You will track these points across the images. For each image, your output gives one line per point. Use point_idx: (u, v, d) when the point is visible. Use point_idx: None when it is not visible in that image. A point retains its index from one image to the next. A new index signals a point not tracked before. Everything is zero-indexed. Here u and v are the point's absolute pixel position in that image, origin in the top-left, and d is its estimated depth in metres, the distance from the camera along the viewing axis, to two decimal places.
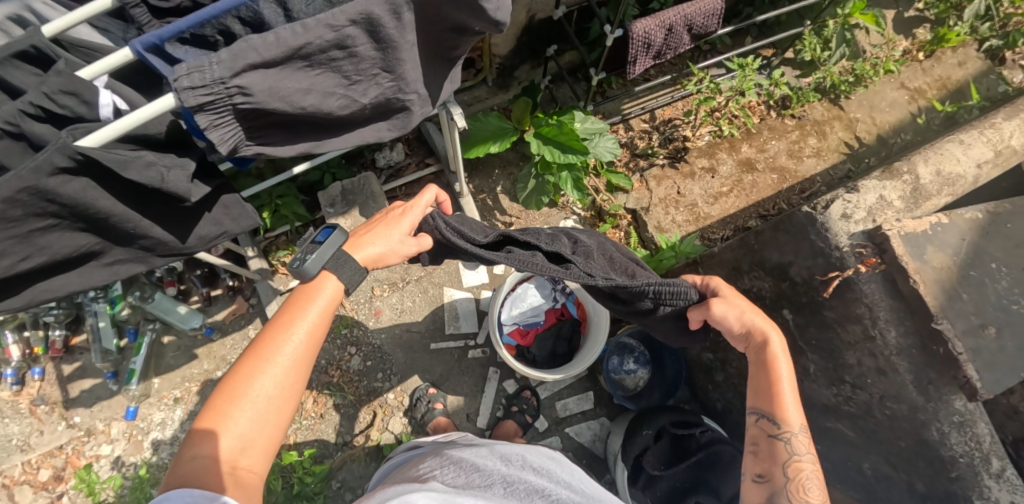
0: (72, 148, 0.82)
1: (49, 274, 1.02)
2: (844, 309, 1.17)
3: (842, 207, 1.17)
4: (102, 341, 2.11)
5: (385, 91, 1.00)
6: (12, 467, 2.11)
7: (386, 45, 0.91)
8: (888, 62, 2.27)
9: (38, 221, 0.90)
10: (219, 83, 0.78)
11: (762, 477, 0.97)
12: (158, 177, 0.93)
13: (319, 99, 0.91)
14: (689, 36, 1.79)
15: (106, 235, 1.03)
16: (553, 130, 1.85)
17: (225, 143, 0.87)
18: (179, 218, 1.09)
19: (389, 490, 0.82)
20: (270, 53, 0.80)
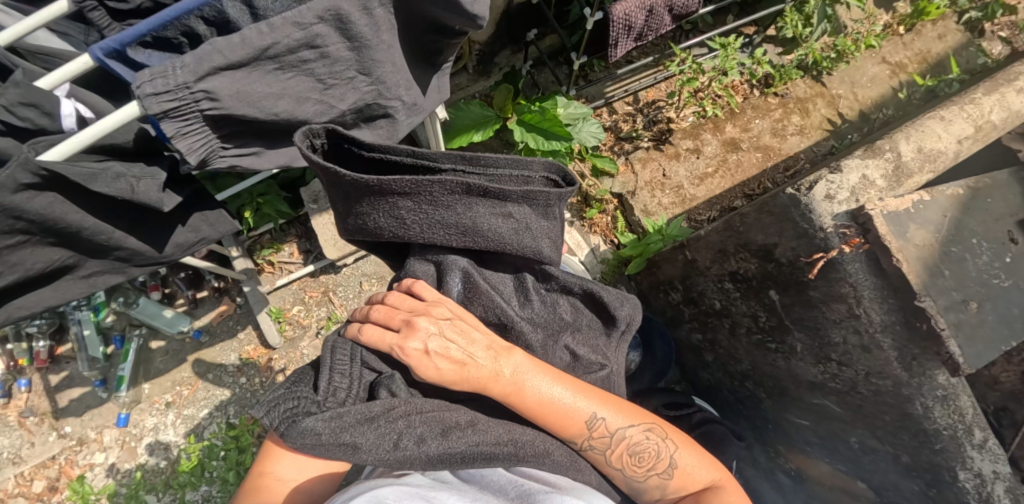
0: (34, 163, 0.78)
1: (22, 290, 0.99)
2: (829, 289, 1.19)
3: (825, 188, 1.17)
4: (88, 349, 2.11)
5: (363, 95, 0.97)
6: (5, 480, 2.11)
7: (358, 44, 0.88)
8: (868, 37, 2.28)
9: (7, 239, 0.87)
10: (184, 88, 0.75)
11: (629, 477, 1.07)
12: (127, 188, 0.91)
13: (291, 105, 0.88)
14: (670, 17, 1.76)
15: (79, 248, 1.00)
16: (535, 117, 1.84)
17: (194, 152, 0.84)
18: (155, 228, 1.07)
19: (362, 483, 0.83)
20: (236, 55, 0.76)
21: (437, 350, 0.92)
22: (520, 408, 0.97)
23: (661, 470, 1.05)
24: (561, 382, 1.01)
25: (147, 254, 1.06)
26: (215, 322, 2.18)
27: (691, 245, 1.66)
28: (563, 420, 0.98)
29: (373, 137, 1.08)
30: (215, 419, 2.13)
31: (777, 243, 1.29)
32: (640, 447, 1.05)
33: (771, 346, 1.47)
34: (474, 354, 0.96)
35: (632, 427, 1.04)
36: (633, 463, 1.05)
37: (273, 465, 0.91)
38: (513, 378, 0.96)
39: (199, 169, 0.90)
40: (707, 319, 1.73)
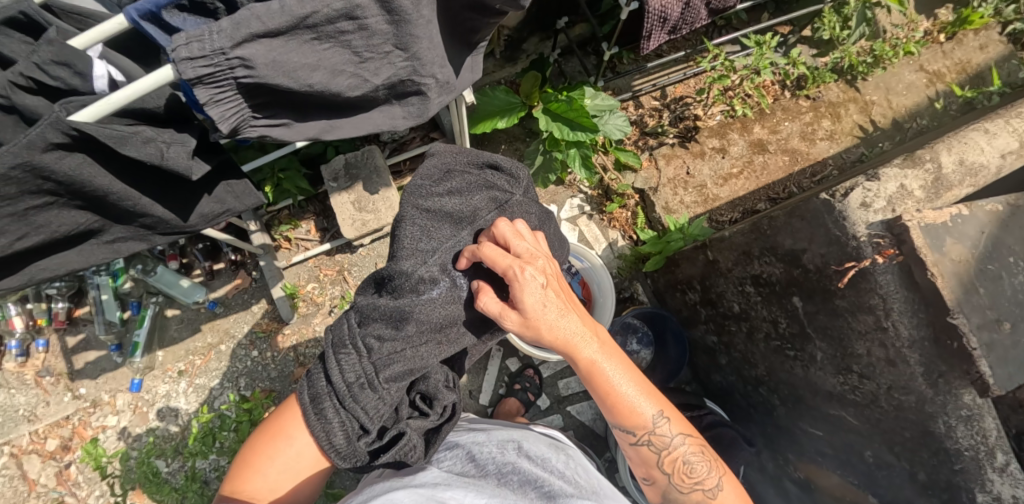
0: (64, 123, 0.78)
1: (48, 251, 1.00)
2: (858, 299, 1.15)
3: (862, 195, 1.13)
4: (105, 313, 2.11)
5: (399, 72, 0.91)
6: (20, 437, 2.17)
7: (397, 18, 0.84)
8: (909, 43, 2.18)
9: (34, 199, 0.87)
10: (219, 54, 0.74)
11: (649, 479, 1.15)
12: (157, 154, 0.91)
13: (327, 77, 0.85)
14: (707, 10, 1.71)
15: (105, 213, 1.00)
16: (562, 106, 1.80)
17: (226, 120, 0.83)
18: (184, 194, 1.07)
19: (396, 484, 1.03)
20: (273, 22, 0.76)
21: (549, 322, 1.05)
22: (596, 387, 1.07)
23: (707, 487, 1.09)
24: (629, 381, 1.08)
25: (170, 222, 1.06)
26: (230, 295, 2.20)
27: (714, 245, 1.63)
28: (631, 416, 1.08)
29: (405, 115, 1.01)
30: (226, 390, 2.17)
31: (806, 248, 1.25)
32: (689, 461, 1.11)
33: (789, 353, 1.44)
34: (559, 330, 1.05)
35: (683, 441, 1.10)
36: (684, 472, 1.11)
37: (285, 419, 1.17)
38: (592, 358, 1.06)
39: (229, 136, 0.89)
40: (724, 322, 1.71)
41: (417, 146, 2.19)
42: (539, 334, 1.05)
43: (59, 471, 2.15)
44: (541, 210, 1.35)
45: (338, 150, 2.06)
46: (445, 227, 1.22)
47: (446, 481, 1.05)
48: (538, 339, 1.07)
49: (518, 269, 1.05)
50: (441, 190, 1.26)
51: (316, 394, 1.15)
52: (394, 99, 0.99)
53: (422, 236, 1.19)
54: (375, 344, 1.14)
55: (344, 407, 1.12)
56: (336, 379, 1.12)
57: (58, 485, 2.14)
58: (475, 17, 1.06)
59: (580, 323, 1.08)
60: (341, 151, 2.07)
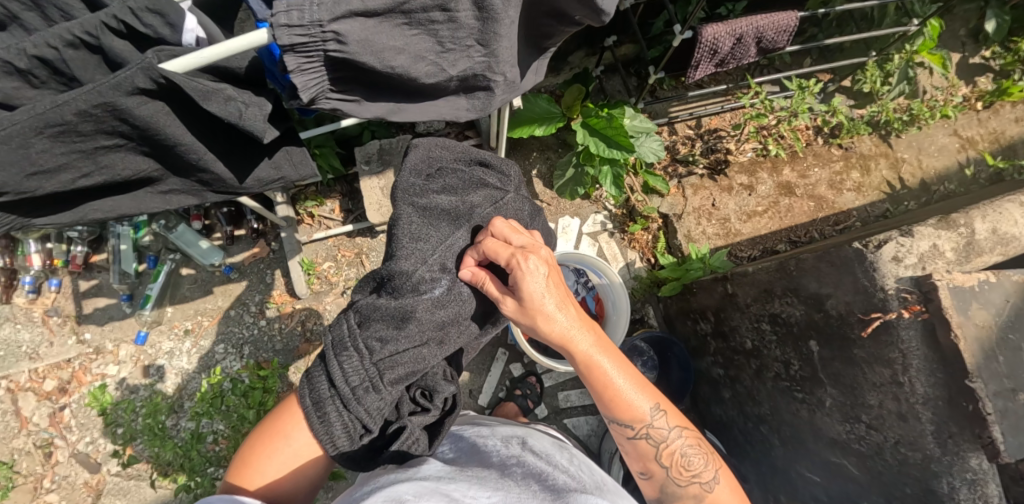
0: (156, 70, 0.81)
1: (103, 193, 1.02)
2: (876, 351, 1.17)
3: (894, 249, 1.14)
4: (122, 263, 2.15)
5: (475, 66, 0.91)
6: (19, 373, 2.18)
7: (487, 15, 0.84)
8: (946, 106, 2.20)
9: (106, 139, 0.89)
10: (316, 25, 0.76)
11: (646, 474, 1.18)
12: (237, 113, 0.92)
13: (408, 62, 0.85)
14: (756, 48, 1.74)
15: (166, 163, 1.02)
16: (601, 122, 1.83)
17: (307, 90, 0.84)
18: (243, 157, 1.09)
19: (402, 475, 1.04)
20: (372, 2, 0.77)
21: (551, 311, 1.08)
22: (593, 380, 1.11)
23: (704, 481, 1.13)
24: (624, 374, 1.13)
25: (226, 181, 1.08)
26: (246, 262, 2.22)
27: (736, 279, 1.63)
28: (628, 408, 1.12)
29: (469, 108, 1.02)
30: (229, 356, 2.18)
31: (831, 293, 1.27)
32: (685, 453, 1.16)
33: (797, 395, 1.45)
34: (557, 323, 1.08)
35: (679, 434, 1.16)
36: (681, 465, 1.15)
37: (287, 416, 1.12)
38: (589, 352, 1.10)
39: (304, 106, 0.90)
40: (733, 355, 1.73)
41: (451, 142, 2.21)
42: (539, 323, 1.09)
43: (52, 412, 2.16)
44: (533, 208, 1.42)
45: (374, 135, 2.08)
46: (442, 224, 1.20)
47: (450, 475, 1.05)
48: (538, 331, 1.10)
49: (521, 259, 1.08)
50: (434, 188, 1.25)
51: (317, 397, 1.08)
52: (462, 91, 0.99)
53: (419, 232, 1.16)
54: (379, 343, 1.10)
55: (350, 410, 1.07)
56: (339, 381, 1.06)
57: (50, 426, 2.14)
58: (551, 24, 1.08)
59: (580, 316, 1.12)
60: (376, 136, 2.09)
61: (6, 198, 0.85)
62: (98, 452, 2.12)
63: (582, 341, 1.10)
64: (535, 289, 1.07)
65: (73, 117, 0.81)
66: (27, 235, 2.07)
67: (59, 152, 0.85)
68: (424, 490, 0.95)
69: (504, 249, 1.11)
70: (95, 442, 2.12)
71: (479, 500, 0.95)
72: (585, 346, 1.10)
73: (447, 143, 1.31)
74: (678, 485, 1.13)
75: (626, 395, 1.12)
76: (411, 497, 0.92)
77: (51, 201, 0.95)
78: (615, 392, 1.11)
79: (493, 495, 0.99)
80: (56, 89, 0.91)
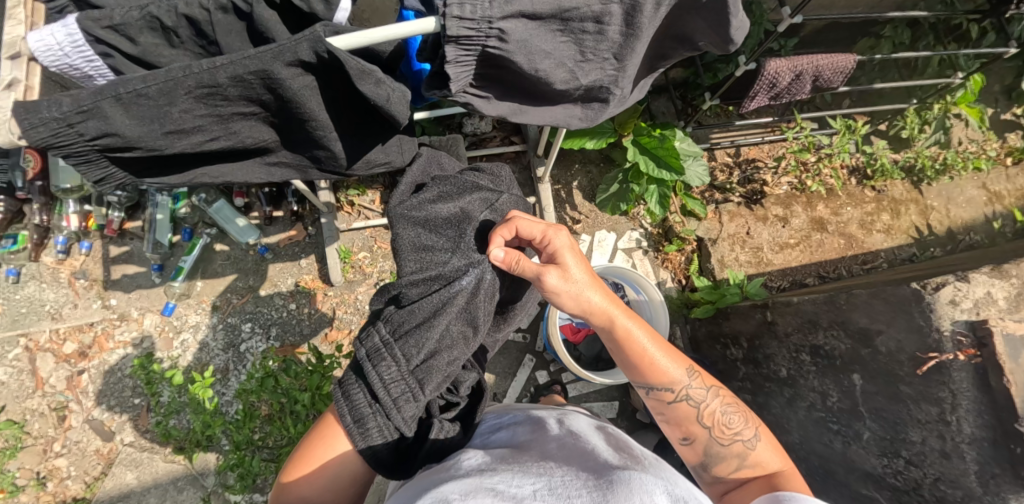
0: (322, 44, 0.83)
1: (215, 159, 1.03)
2: (925, 389, 1.20)
3: (952, 293, 1.20)
4: (157, 233, 2.16)
5: (604, 78, 0.93)
6: (40, 332, 2.16)
7: (632, 32, 0.86)
8: (979, 159, 2.27)
9: (246, 107, 0.91)
10: (485, 21, 0.76)
11: (688, 439, 1.16)
12: (385, 95, 0.93)
13: (552, 67, 0.85)
14: (811, 86, 1.78)
15: (285, 137, 1.04)
16: (653, 142, 1.89)
17: (458, 82, 0.83)
18: (359, 139, 1.11)
19: (443, 474, 0.90)
20: (540, 4, 0.77)
21: (585, 287, 1.09)
22: (630, 351, 1.10)
23: (746, 438, 1.11)
24: (654, 340, 1.15)
25: (339, 160, 1.08)
26: (282, 244, 2.22)
27: (777, 307, 1.70)
28: (662, 373, 1.14)
29: (581, 116, 1.04)
30: (255, 336, 2.16)
31: (881, 330, 1.32)
32: (724, 412, 1.15)
33: (833, 427, 1.47)
34: (591, 298, 1.09)
35: (714, 395, 1.16)
36: (722, 425, 1.13)
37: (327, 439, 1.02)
38: (625, 322, 1.09)
39: (439, 95, 0.89)
40: (764, 382, 1.75)
41: (496, 146, 2.19)
42: (576, 299, 1.09)
43: (70, 376, 2.13)
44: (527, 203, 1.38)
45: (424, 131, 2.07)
46: (446, 232, 1.17)
47: (493, 463, 0.91)
48: (573, 307, 1.10)
49: (553, 234, 1.11)
50: (430, 199, 1.21)
51: (357, 413, 0.98)
52: (580, 101, 1.02)
53: (425, 241, 1.16)
54: (417, 352, 1.02)
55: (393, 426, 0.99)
56: (382, 395, 0.98)
57: (66, 390, 2.12)
58: (673, 48, 1.04)
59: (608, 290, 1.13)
60: (426, 132, 2.09)
61: (139, 154, 0.87)
62: (114, 420, 2.10)
63: (615, 313, 1.10)
64: (570, 259, 1.10)
65: (226, 80, 0.83)
66: (67, 195, 2.07)
67: (199, 113, 0.87)
68: (469, 486, 0.81)
69: (534, 231, 1.11)
70: (112, 410, 2.10)
71: (527, 488, 0.80)
72: (618, 318, 1.10)
73: (431, 162, 1.32)
74: (724, 445, 1.11)
75: (660, 359, 1.13)
76: (458, 497, 0.78)
77: (166, 161, 0.98)
78: (650, 358, 1.12)
79: (534, 480, 0.83)
80: (192, 50, 0.97)
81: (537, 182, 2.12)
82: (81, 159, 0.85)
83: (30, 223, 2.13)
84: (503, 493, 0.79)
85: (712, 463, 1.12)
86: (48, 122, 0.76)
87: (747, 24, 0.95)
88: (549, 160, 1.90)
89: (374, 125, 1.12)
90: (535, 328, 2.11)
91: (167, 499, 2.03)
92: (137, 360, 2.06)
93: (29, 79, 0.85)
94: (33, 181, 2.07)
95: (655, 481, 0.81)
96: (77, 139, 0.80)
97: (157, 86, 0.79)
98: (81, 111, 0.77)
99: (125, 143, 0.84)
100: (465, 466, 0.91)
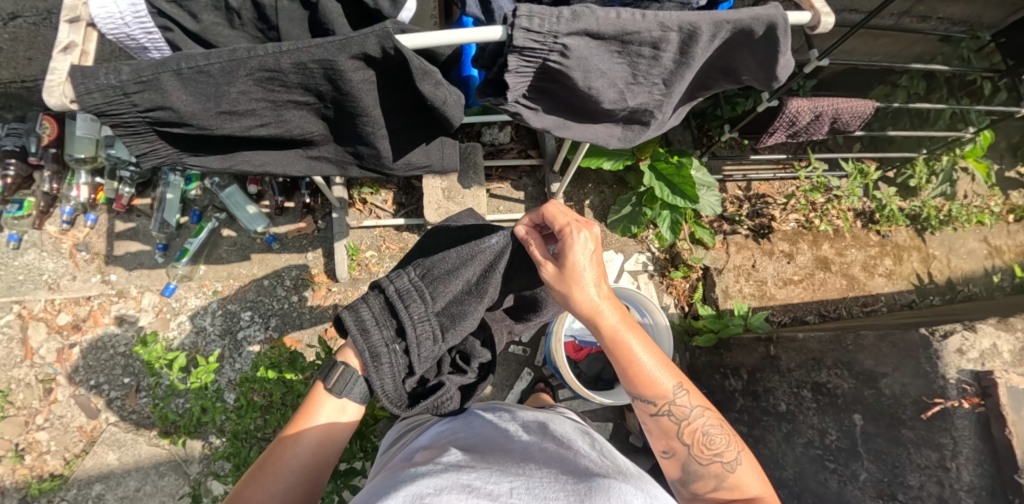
0: (389, 40, 0.84)
1: (254, 147, 1.06)
2: (927, 434, 1.22)
3: (959, 342, 1.24)
4: (165, 212, 2.14)
5: (649, 102, 0.98)
6: (35, 301, 2.12)
7: (683, 61, 0.89)
8: (983, 214, 2.32)
9: (300, 96, 0.93)
10: (552, 36, 0.78)
11: (667, 453, 1.09)
12: (441, 98, 0.96)
13: (604, 85, 0.90)
14: (829, 127, 1.82)
15: (332, 131, 1.07)
16: (670, 169, 1.91)
17: (514, 90, 0.87)
18: (401, 140, 1.14)
19: (421, 467, 0.83)
20: (605, 26, 0.79)
21: (583, 286, 1.06)
22: (616, 358, 1.06)
23: (726, 461, 1.02)
24: (650, 351, 1.07)
25: (382, 158, 1.12)
26: (290, 235, 2.20)
27: (782, 342, 1.71)
28: (650, 385, 1.05)
29: (620, 137, 1.09)
30: (254, 325, 2.13)
31: (887, 373, 1.35)
32: (707, 432, 1.06)
33: (829, 465, 1.43)
34: (587, 300, 1.06)
35: (702, 414, 1.07)
36: (702, 444, 1.06)
37: (316, 398, 1.04)
38: (616, 329, 1.05)
39: (493, 103, 0.92)
40: (761, 417, 1.71)
41: (512, 158, 2.15)
42: (570, 296, 1.07)
43: (61, 348, 2.09)
44: None
45: None
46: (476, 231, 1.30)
47: (472, 461, 0.85)
48: (567, 303, 1.08)
49: (572, 231, 1.08)
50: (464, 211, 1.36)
51: (373, 348, 1.02)
52: (621, 122, 1.06)
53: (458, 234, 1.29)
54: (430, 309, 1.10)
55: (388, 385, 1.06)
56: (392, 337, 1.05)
57: (55, 362, 2.08)
58: (717, 78, 1.07)
59: (609, 292, 1.08)
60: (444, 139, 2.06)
61: (191, 131, 0.89)
62: (101, 397, 2.06)
63: (610, 317, 1.06)
64: (577, 250, 1.07)
65: (289, 66, 0.85)
66: (81, 166, 2.06)
67: (255, 96, 0.89)
68: (445, 481, 0.75)
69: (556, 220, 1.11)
70: (100, 387, 2.06)
71: (504, 486, 0.75)
72: (611, 322, 1.06)
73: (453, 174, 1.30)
74: (702, 463, 1.04)
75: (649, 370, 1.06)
76: (432, 493, 0.71)
77: (206, 143, 1.01)
78: (638, 367, 1.05)
79: (512, 480, 0.77)
80: (251, 33, 1.00)
81: (550, 197, 2.10)
82: (130, 130, 0.87)
83: (39, 190, 2.11)
84: (479, 490, 0.72)
85: (690, 481, 1.05)
86: (104, 89, 0.79)
87: (793, 63, 0.98)
88: (565, 178, 1.90)
89: (419, 129, 1.15)
90: (535, 342, 2.11)
91: (148, 483, 1.99)
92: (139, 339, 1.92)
93: (84, 43, 0.86)
94: (47, 148, 2.06)
95: (638, 490, 0.74)
96: (130, 109, 0.83)
97: (220, 65, 0.82)
98: (139, 81, 0.80)
99: (177, 118, 0.86)
100: (443, 462, 0.85)
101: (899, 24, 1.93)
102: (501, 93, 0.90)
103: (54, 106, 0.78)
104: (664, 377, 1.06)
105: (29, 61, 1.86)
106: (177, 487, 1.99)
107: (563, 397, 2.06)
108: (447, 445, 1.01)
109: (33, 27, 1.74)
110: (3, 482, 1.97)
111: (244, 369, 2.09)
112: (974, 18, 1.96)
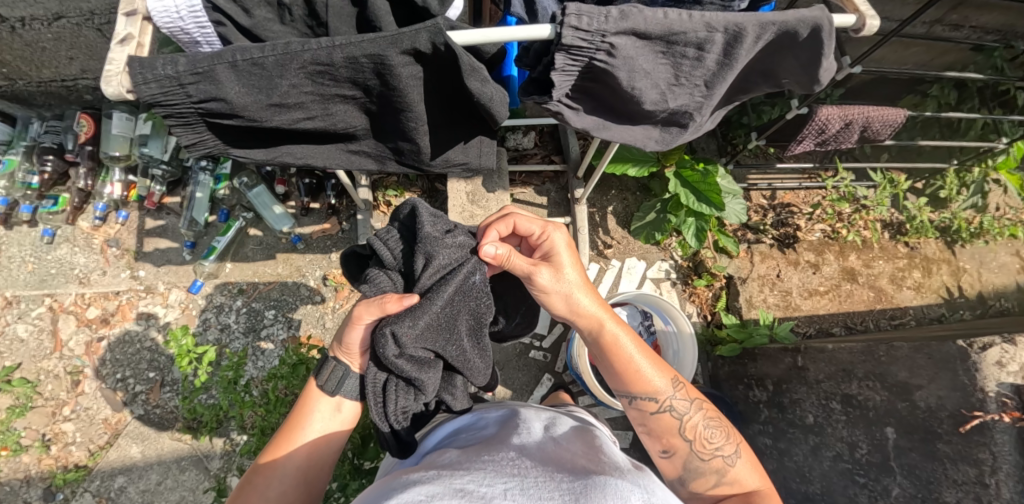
0: (441, 35, 0.85)
1: (296, 140, 1.10)
2: (965, 449, 1.19)
3: (999, 354, 1.23)
4: (195, 211, 2.18)
5: (691, 103, 0.98)
6: (66, 294, 2.17)
7: (728, 62, 0.88)
8: (1016, 227, 2.25)
9: (345, 90, 0.95)
10: (599, 35, 0.80)
11: (667, 452, 1.08)
12: (488, 95, 0.97)
13: (647, 85, 0.90)
14: (860, 135, 1.80)
15: (374, 126, 1.10)
16: (696, 176, 1.90)
17: (558, 90, 0.89)
18: (440, 138, 1.15)
19: (408, 475, 0.77)
20: (651, 26, 0.80)
21: (574, 287, 1.08)
22: (615, 358, 1.07)
23: (726, 454, 1.04)
24: (643, 349, 1.10)
25: (421, 154, 1.14)
26: (315, 235, 2.23)
27: (810, 353, 1.67)
28: (647, 382, 1.07)
29: (657, 139, 1.09)
30: (277, 324, 2.15)
31: (923, 385, 1.32)
32: (706, 426, 1.07)
33: (859, 480, 1.38)
34: (580, 299, 1.08)
35: (698, 408, 1.09)
36: (703, 439, 1.05)
37: (313, 400, 1.12)
38: (612, 328, 1.08)
39: (536, 101, 0.94)
40: (788, 427, 1.67)
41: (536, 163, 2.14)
42: (564, 298, 1.08)
43: (90, 341, 2.13)
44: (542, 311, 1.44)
45: None
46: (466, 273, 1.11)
47: (467, 462, 0.81)
48: (562, 307, 1.09)
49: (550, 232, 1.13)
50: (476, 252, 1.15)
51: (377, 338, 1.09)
52: (660, 124, 1.06)
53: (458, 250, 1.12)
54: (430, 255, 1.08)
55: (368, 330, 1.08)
56: (427, 246, 1.08)
57: (83, 355, 2.12)
58: (756, 82, 1.07)
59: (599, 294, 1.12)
60: None
61: (241, 123, 0.92)
62: (125, 391, 2.09)
63: (604, 320, 1.08)
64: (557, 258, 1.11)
65: (341, 60, 0.87)
66: (115, 163, 2.12)
67: (304, 89, 0.91)
68: (436, 486, 0.69)
69: (533, 227, 1.14)
70: (125, 381, 2.09)
71: (498, 488, 0.70)
72: (605, 326, 1.08)
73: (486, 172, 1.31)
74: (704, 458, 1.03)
75: (645, 368, 1.08)
76: (425, 498, 0.66)
77: (254, 135, 1.05)
78: (634, 363, 1.07)
79: (510, 477, 0.73)
80: (299, 29, 1.02)
81: (573, 203, 2.09)
82: (182, 121, 0.91)
83: (74, 186, 2.17)
84: (472, 493, 0.68)
85: (690, 479, 1.03)
86: (161, 79, 0.82)
87: (836, 67, 0.97)
88: (590, 184, 1.88)
89: (459, 126, 1.16)
90: (557, 347, 2.10)
91: (169, 477, 2.02)
92: (172, 331, 1.88)
93: (140, 36, 0.91)
94: (84, 145, 2.13)
95: (634, 487, 0.72)
96: (184, 100, 0.86)
97: (274, 58, 0.84)
98: (195, 73, 0.83)
99: (229, 109, 0.89)
100: (433, 469, 0.79)
101: (931, 33, 1.91)
102: (544, 93, 0.93)
103: (111, 95, 0.82)
104: (659, 373, 1.09)
105: (71, 60, 1.92)
106: (197, 482, 2.01)
107: (584, 404, 2.04)
108: (450, 447, 0.98)
109: (76, 27, 1.75)
110: (29, 471, 2.01)
111: (266, 367, 2.10)
112: (1007, 27, 1.92)
